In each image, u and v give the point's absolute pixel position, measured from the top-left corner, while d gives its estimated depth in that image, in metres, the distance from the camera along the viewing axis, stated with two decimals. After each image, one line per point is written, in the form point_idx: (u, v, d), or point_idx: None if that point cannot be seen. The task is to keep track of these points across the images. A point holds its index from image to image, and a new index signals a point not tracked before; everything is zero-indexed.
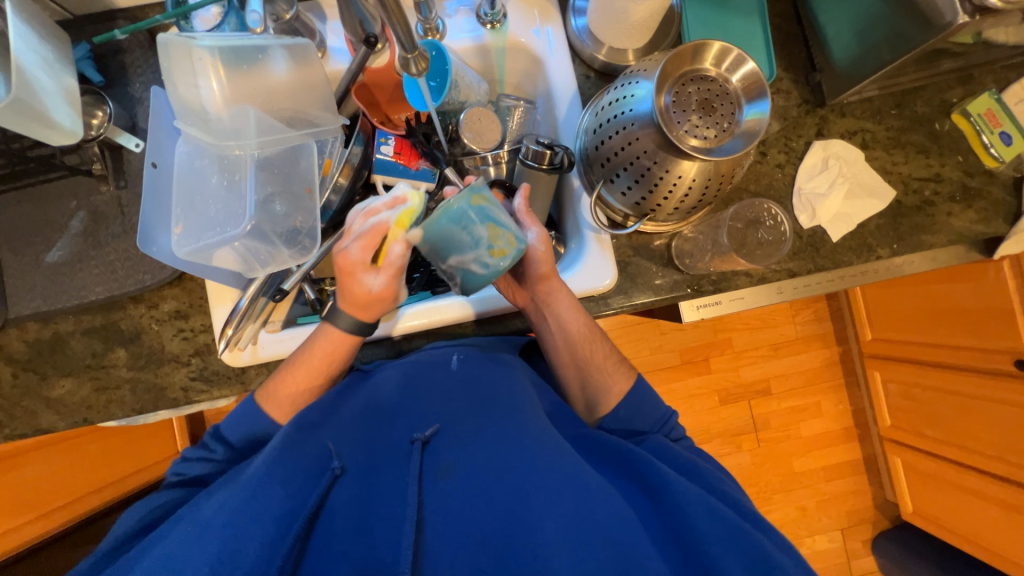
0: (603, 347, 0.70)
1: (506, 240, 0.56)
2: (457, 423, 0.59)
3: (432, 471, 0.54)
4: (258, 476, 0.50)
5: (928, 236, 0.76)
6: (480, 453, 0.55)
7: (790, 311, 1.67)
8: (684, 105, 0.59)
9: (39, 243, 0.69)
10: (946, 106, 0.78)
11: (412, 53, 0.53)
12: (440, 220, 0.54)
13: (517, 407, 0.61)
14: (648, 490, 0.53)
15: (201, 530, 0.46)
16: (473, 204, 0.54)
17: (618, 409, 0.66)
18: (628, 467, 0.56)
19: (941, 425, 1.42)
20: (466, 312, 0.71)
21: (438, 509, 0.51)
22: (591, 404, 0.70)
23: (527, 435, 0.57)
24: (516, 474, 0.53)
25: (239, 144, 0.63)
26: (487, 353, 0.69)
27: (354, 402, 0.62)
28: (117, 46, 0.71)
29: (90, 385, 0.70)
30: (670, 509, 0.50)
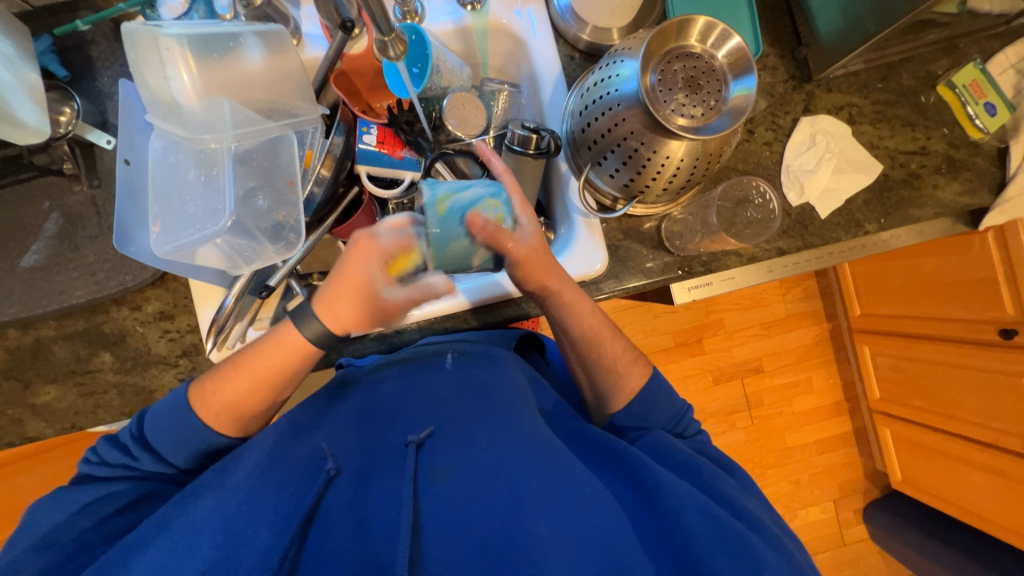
0: (619, 342, 0.68)
1: (494, 206, 0.56)
2: (453, 422, 0.59)
3: (427, 475, 0.54)
4: (249, 481, 0.49)
5: (915, 210, 0.76)
6: (477, 454, 0.55)
7: (780, 290, 1.68)
8: (670, 83, 0.58)
9: (14, 247, 0.67)
10: (932, 78, 0.78)
11: (388, 36, 0.52)
12: (433, 247, 0.54)
13: (513, 406, 0.61)
14: (642, 491, 0.54)
15: (189, 540, 0.45)
16: (445, 214, 0.53)
17: (632, 406, 0.65)
18: (624, 468, 0.57)
19: (928, 395, 1.45)
20: (453, 304, 0.70)
21: (436, 513, 0.51)
22: (600, 397, 0.68)
23: (524, 436, 0.57)
24: (512, 478, 0.53)
25: (215, 137, 0.61)
26: (482, 350, 0.69)
27: (349, 406, 0.62)
28: (81, 38, 0.68)
29: (77, 391, 0.68)
30: (664, 513, 0.51)
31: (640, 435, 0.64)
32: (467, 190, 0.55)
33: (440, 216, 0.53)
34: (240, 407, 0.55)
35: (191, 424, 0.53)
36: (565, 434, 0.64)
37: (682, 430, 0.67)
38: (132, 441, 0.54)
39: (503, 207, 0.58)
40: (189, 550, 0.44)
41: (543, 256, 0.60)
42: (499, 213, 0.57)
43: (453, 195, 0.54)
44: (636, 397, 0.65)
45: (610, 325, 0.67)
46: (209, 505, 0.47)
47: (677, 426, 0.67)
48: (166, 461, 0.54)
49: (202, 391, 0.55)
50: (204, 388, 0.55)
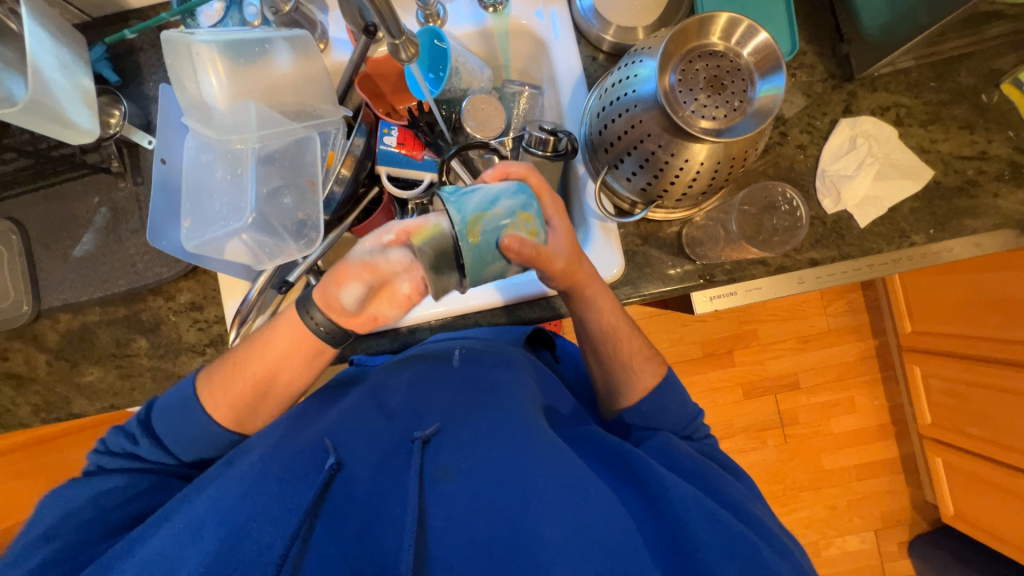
0: (636, 340, 0.67)
1: (527, 221, 0.51)
2: (458, 421, 0.59)
3: (434, 474, 0.54)
4: (254, 471, 0.51)
5: (971, 221, 0.69)
6: (482, 453, 0.55)
7: (821, 302, 1.58)
8: (691, 83, 0.56)
9: (67, 238, 0.73)
10: (995, 75, 0.71)
11: (399, 39, 0.53)
12: (468, 275, 0.48)
13: (516, 405, 0.61)
14: (645, 495, 0.53)
15: (195, 527, 0.47)
16: (480, 241, 0.47)
17: (641, 404, 0.65)
18: (628, 472, 0.55)
19: (987, 424, 1.32)
20: (488, 301, 0.72)
21: (440, 512, 0.51)
22: (612, 389, 0.68)
23: (528, 437, 0.56)
24: (517, 478, 0.52)
25: (239, 138, 0.64)
26: (489, 348, 0.69)
27: (361, 396, 0.62)
28: (131, 46, 0.74)
29: (116, 373, 0.73)
30: (667, 515, 0.50)
31: (649, 435, 0.62)
32: (499, 203, 0.49)
33: (474, 244, 0.47)
34: (247, 400, 0.58)
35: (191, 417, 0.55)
36: (567, 436, 0.62)
37: (690, 433, 0.65)
38: (138, 427, 0.58)
39: (535, 219, 0.52)
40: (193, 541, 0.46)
41: (577, 264, 0.59)
42: (532, 227, 0.52)
43: (485, 214, 0.48)
44: (647, 395, 0.65)
45: (630, 326, 0.67)
46: (216, 495, 0.49)
47: (687, 428, 0.65)
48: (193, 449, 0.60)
49: (210, 383, 0.59)
50: (213, 380, 0.59)
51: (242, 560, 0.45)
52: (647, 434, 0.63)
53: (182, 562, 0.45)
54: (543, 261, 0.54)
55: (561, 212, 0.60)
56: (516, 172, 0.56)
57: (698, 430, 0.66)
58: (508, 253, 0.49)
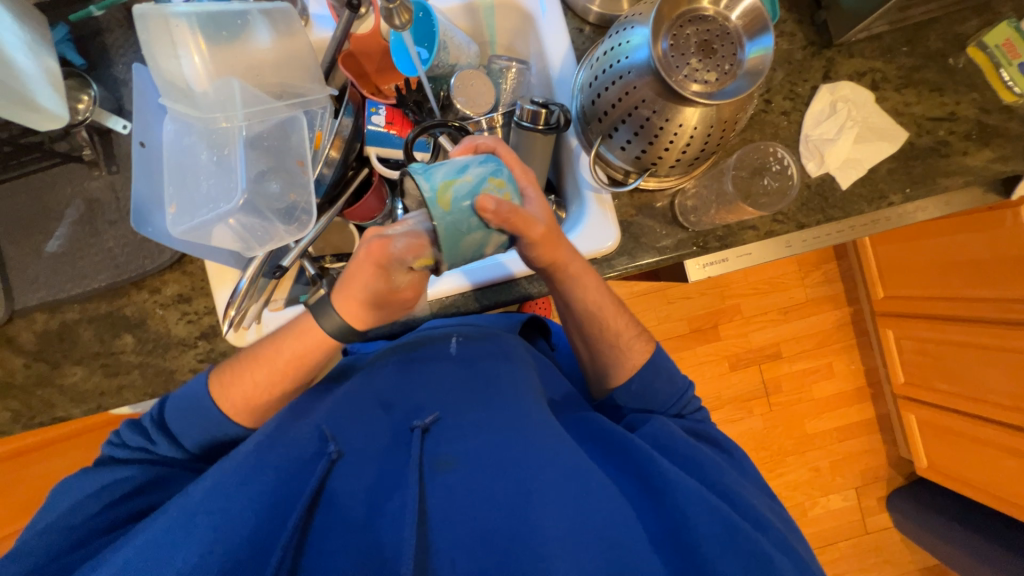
0: (624, 317, 0.67)
1: (500, 186, 0.49)
2: (457, 412, 0.58)
3: (432, 463, 0.53)
4: (251, 461, 0.49)
5: (943, 179, 0.73)
6: (482, 444, 0.54)
7: (800, 273, 1.64)
8: (682, 48, 0.57)
9: (38, 233, 0.69)
10: (960, 40, 0.74)
11: (394, 2, 0.52)
12: (446, 245, 0.47)
13: (518, 397, 0.60)
14: (648, 489, 0.53)
15: (190, 518, 0.45)
16: (451, 207, 0.46)
17: (632, 383, 0.66)
18: (631, 463, 0.56)
19: (955, 378, 1.40)
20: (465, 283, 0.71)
21: (440, 502, 0.50)
22: (601, 371, 0.69)
23: (529, 427, 0.56)
24: (518, 470, 0.52)
25: (225, 116, 0.62)
26: (496, 343, 0.67)
27: (349, 386, 0.59)
28: (96, 26, 0.70)
29: (101, 372, 0.70)
30: (669, 509, 0.50)
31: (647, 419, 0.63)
32: (466, 172, 0.48)
33: (446, 212, 0.46)
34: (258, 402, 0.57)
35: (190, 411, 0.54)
36: (570, 423, 0.63)
37: (680, 410, 0.67)
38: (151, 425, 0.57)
39: (509, 184, 0.51)
40: (187, 533, 0.44)
41: (554, 237, 0.57)
42: (506, 192, 0.50)
43: (453, 182, 0.47)
44: (637, 374, 0.66)
45: (615, 302, 0.66)
46: (211, 486, 0.47)
47: (676, 406, 0.67)
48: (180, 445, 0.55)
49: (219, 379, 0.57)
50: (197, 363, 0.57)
51: (244, 547, 0.44)
52: (640, 419, 0.64)
53: (177, 553, 0.43)
54: (522, 223, 0.51)
55: (534, 182, 0.57)
56: (485, 145, 0.55)
57: (689, 405, 0.68)
58: (484, 214, 0.47)
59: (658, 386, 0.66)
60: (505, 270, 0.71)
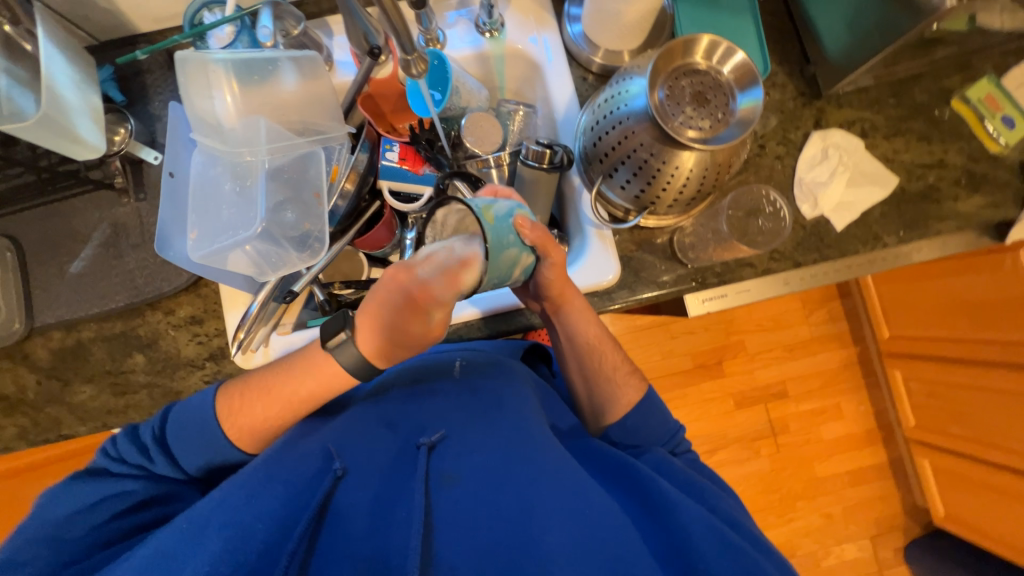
0: (615, 355, 0.70)
1: (526, 215, 0.57)
2: (462, 428, 0.58)
3: (437, 478, 0.53)
4: (259, 475, 0.50)
5: (936, 223, 0.75)
6: (486, 459, 0.55)
7: (803, 311, 1.64)
8: (678, 98, 0.61)
9: (65, 255, 0.73)
10: (945, 93, 0.78)
11: (411, 55, 0.56)
12: (491, 257, 0.53)
13: (521, 417, 0.60)
14: (650, 509, 0.53)
15: (198, 529, 0.46)
16: (495, 221, 0.52)
17: (626, 419, 0.65)
18: (632, 485, 0.56)
19: (967, 423, 1.37)
20: (467, 314, 0.73)
21: (445, 516, 0.50)
22: (597, 411, 0.69)
23: (533, 445, 0.56)
24: (522, 487, 0.52)
25: (250, 150, 0.66)
26: (504, 366, 0.68)
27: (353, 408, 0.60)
28: (138, 68, 0.76)
29: (110, 390, 0.72)
30: (671, 529, 0.50)
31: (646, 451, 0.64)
32: (501, 201, 0.55)
33: (491, 225, 0.52)
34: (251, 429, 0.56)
35: (196, 431, 0.55)
36: (572, 448, 0.63)
37: (673, 448, 0.67)
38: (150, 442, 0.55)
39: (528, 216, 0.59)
40: (196, 541, 0.45)
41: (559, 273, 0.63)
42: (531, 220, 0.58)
43: (493, 205, 0.54)
44: (633, 409, 0.66)
45: (609, 340, 0.70)
46: (219, 498, 0.48)
47: (669, 444, 0.67)
48: (172, 467, 0.55)
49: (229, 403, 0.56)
50: (232, 393, 0.57)
51: (252, 557, 0.45)
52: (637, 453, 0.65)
53: (186, 561, 0.44)
54: (546, 247, 0.60)
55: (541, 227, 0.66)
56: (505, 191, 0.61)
57: (680, 445, 0.68)
58: (521, 232, 0.55)
59: (650, 423, 0.66)
60: (509, 300, 0.74)
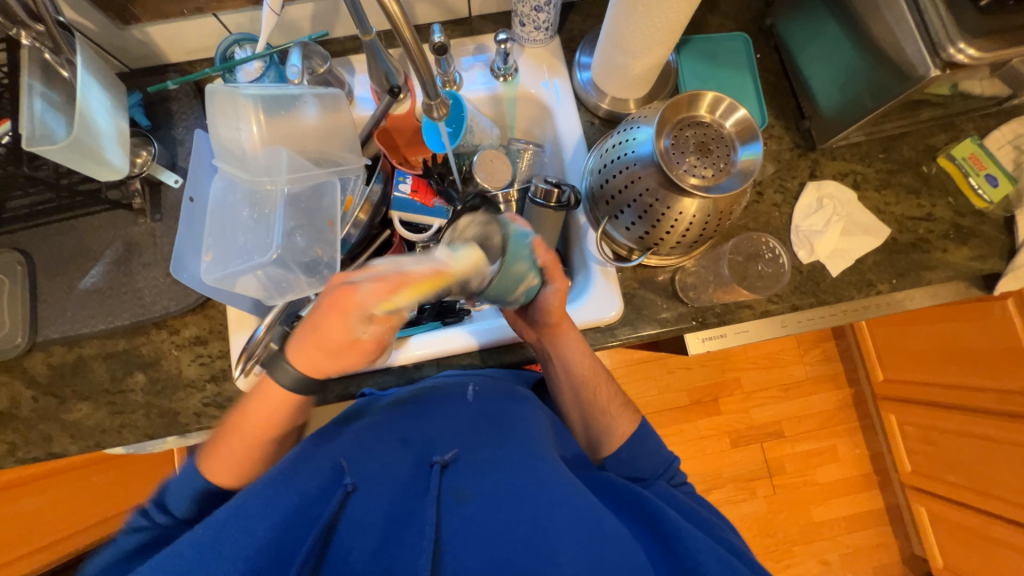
0: (610, 390, 0.72)
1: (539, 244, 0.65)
2: (474, 448, 0.59)
3: (449, 496, 0.54)
4: (275, 481, 0.50)
5: (927, 272, 0.78)
6: (497, 479, 0.55)
7: (798, 351, 1.66)
8: (682, 147, 0.64)
9: (75, 271, 0.73)
10: (932, 151, 0.83)
11: (433, 99, 0.60)
12: (506, 259, 0.58)
13: (531, 438, 0.61)
14: (659, 537, 0.51)
15: (211, 533, 0.45)
16: (517, 233, 0.59)
17: (621, 452, 0.67)
18: (640, 512, 0.55)
19: (962, 470, 1.36)
20: (466, 346, 0.73)
21: (455, 533, 0.50)
22: (593, 442, 0.71)
23: (544, 466, 0.56)
24: (533, 507, 0.52)
25: (271, 179, 0.68)
26: (513, 392, 0.69)
27: (358, 422, 0.61)
28: (166, 95, 0.79)
29: (107, 409, 0.71)
30: (680, 557, 0.48)
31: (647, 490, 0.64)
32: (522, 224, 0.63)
33: (515, 235, 0.59)
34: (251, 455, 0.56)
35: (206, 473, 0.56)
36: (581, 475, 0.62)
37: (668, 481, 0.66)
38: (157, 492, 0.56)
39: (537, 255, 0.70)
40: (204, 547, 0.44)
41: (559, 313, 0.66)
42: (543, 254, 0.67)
43: (518, 223, 0.62)
44: (627, 443, 0.68)
45: (602, 373, 0.72)
46: (235, 503, 0.48)
47: (664, 476, 0.66)
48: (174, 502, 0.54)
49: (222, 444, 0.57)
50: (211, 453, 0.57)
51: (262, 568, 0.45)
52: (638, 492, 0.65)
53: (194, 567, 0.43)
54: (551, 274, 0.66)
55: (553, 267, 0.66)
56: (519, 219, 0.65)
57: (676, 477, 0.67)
58: (535, 254, 0.62)
59: (646, 452, 0.67)
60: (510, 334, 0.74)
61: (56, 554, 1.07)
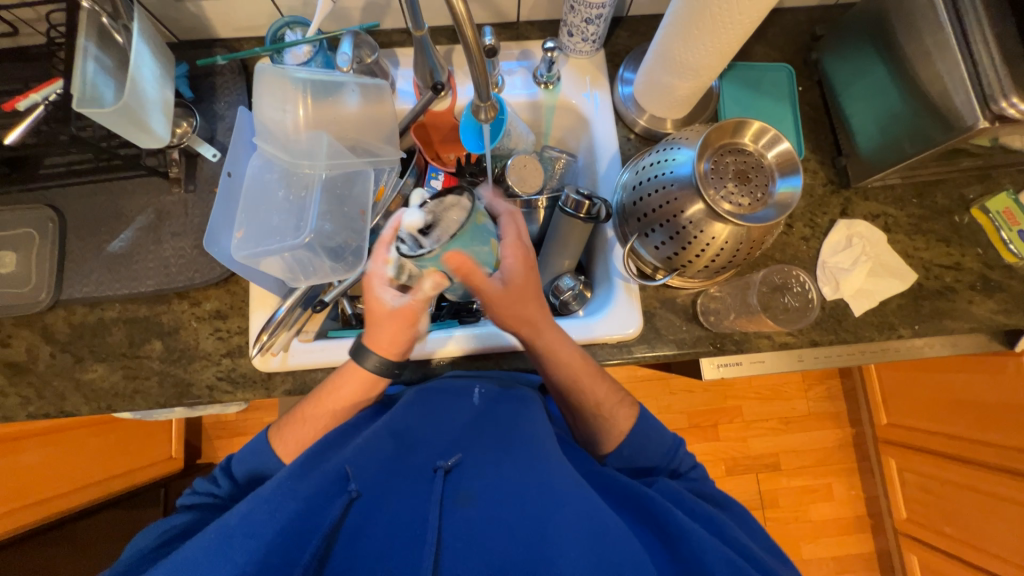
0: (602, 386, 0.65)
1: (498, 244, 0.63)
2: (478, 452, 0.58)
3: (453, 498, 0.54)
4: (282, 488, 0.51)
5: (950, 321, 0.78)
6: (499, 485, 0.54)
7: (803, 385, 1.65)
8: (721, 173, 0.64)
9: (105, 233, 0.74)
10: (965, 201, 0.82)
11: (484, 102, 0.62)
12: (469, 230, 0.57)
13: (535, 441, 0.59)
14: (665, 538, 0.52)
15: (225, 538, 0.47)
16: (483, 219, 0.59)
17: (622, 449, 0.64)
18: (645, 514, 0.54)
19: (958, 523, 1.34)
20: (469, 348, 0.73)
21: (459, 536, 0.50)
22: (591, 440, 0.67)
23: (546, 471, 0.55)
24: (535, 514, 0.51)
25: (310, 163, 0.69)
26: (509, 388, 0.68)
27: (355, 420, 0.62)
28: (211, 69, 0.80)
29: (121, 373, 0.72)
30: (686, 557, 0.49)
31: None
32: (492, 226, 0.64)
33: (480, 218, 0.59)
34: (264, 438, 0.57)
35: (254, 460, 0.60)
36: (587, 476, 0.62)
37: (675, 467, 0.65)
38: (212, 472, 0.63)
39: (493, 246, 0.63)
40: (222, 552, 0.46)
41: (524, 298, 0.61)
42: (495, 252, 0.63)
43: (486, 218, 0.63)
44: (626, 439, 0.64)
45: (596, 371, 0.66)
46: (245, 510, 0.49)
47: (671, 464, 0.65)
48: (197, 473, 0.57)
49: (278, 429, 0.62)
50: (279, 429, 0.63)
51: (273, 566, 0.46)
52: None
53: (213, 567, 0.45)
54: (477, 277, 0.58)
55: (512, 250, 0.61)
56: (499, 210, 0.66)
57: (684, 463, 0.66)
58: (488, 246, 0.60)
59: (649, 445, 0.65)
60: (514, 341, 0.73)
61: (50, 510, 1.08)
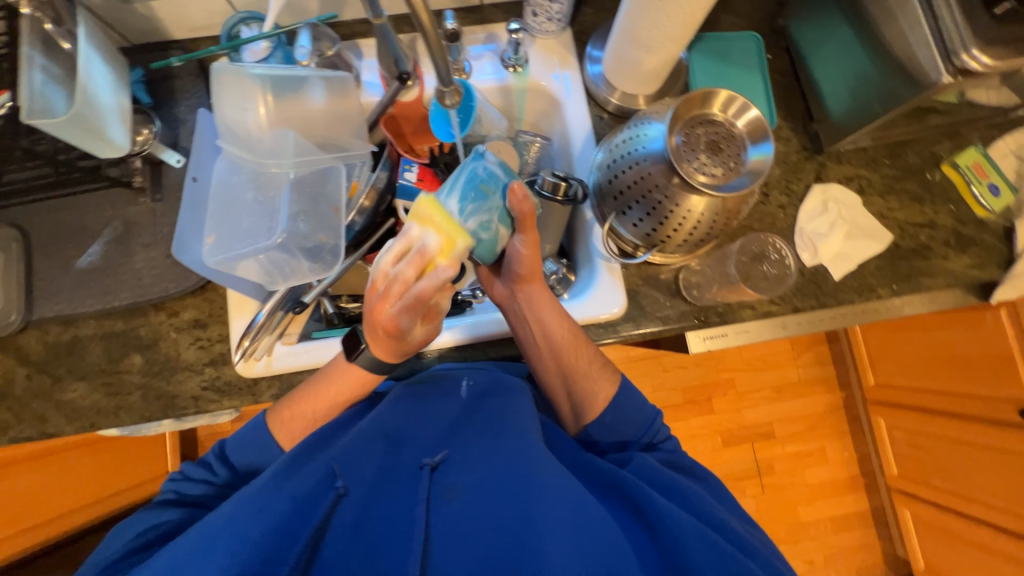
0: (588, 357, 0.67)
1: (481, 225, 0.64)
2: (465, 445, 0.59)
3: (439, 493, 0.55)
4: (268, 487, 0.51)
5: (926, 278, 0.79)
6: (486, 477, 0.55)
7: (793, 353, 1.67)
8: (693, 145, 0.64)
9: (72, 249, 0.72)
10: (936, 158, 0.83)
11: (448, 86, 0.59)
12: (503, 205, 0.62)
13: (523, 431, 0.59)
14: (645, 521, 0.53)
15: (208, 542, 0.47)
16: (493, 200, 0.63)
17: (605, 416, 0.65)
18: (628, 499, 0.55)
19: (948, 474, 1.38)
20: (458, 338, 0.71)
21: (446, 530, 0.51)
22: (578, 410, 0.68)
23: (532, 460, 0.55)
24: (521, 503, 0.52)
25: (277, 162, 0.67)
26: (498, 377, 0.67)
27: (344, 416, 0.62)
28: (168, 72, 0.77)
29: (102, 390, 0.71)
30: (664, 537, 0.51)
31: None
32: None
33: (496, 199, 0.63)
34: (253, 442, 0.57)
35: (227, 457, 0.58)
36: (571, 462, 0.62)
37: (651, 440, 0.66)
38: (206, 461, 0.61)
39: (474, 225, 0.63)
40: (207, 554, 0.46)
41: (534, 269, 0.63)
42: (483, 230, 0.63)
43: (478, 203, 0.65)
44: (610, 407, 0.65)
45: (584, 342, 0.67)
46: (230, 512, 0.49)
47: (648, 435, 0.66)
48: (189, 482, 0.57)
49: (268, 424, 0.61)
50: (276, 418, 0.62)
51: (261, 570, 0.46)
52: None
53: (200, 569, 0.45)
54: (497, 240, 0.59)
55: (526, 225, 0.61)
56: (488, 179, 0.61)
57: (659, 434, 0.66)
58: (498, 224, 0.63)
59: (629, 416, 0.65)
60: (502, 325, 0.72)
61: (47, 533, 1.07)
